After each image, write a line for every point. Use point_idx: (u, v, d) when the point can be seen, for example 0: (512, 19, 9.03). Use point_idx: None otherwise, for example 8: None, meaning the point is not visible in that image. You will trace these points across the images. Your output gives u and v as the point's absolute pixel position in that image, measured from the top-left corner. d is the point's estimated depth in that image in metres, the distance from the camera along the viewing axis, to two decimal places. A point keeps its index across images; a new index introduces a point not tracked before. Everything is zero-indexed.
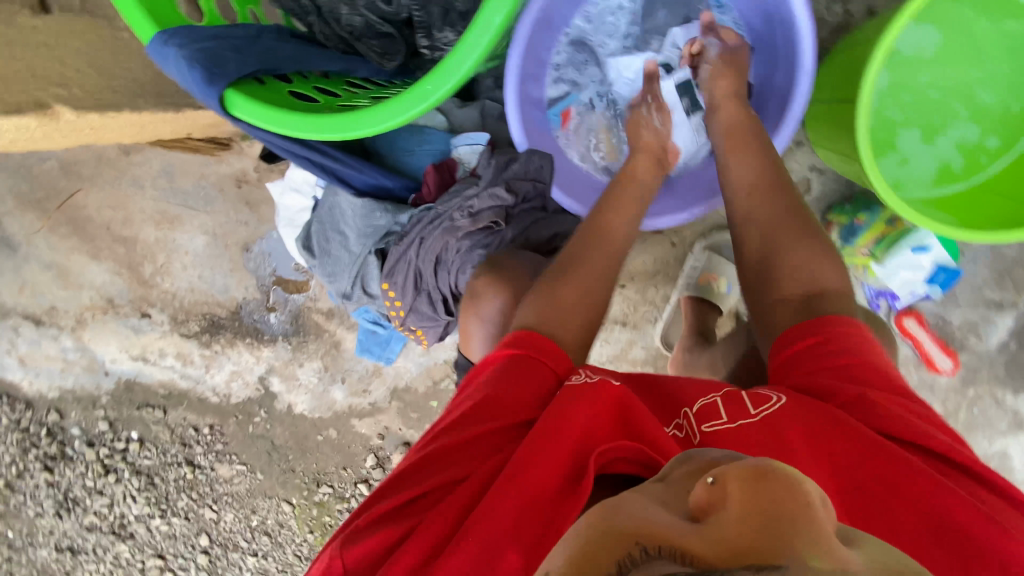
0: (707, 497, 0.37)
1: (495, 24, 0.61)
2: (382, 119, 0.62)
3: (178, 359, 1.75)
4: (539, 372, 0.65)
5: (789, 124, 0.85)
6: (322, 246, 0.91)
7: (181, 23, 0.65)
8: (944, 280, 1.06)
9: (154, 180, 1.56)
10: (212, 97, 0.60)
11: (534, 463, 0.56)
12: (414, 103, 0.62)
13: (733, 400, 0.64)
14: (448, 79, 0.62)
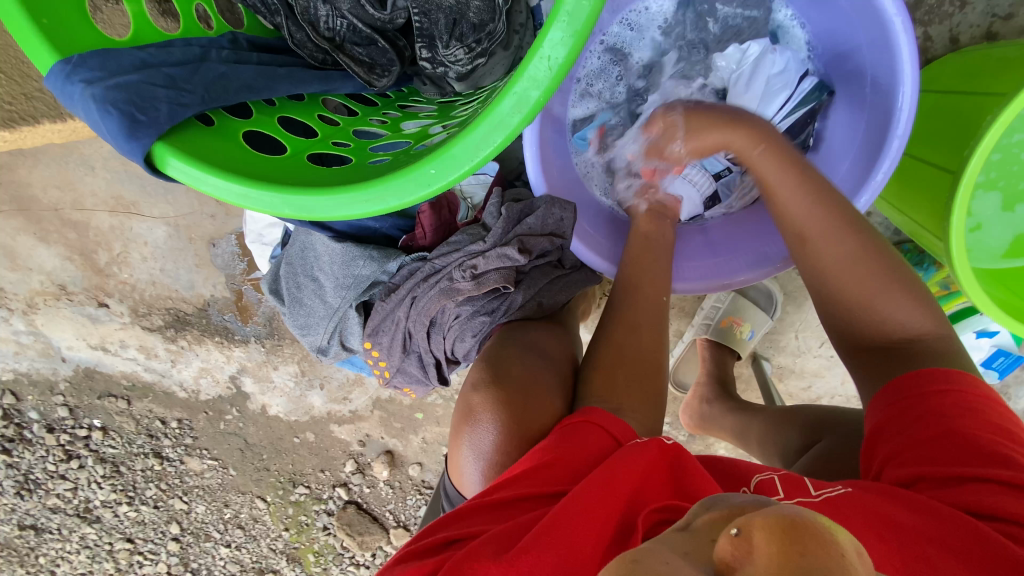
0: (729, 549, 0.28)
1: (532, 100, 0.37)
2: (364, 203, 0.43)
3: (141, 352, 1.60)
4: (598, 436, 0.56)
5: (869, 193, 0.68)
6: (293, 292, 0.77)
7: (92, 47, 0.46)
8: (1002, 366, 0.96)
9: (105, 162, 1.31)
10: (133, 154, 0.43)
11: (577, 517, 0.47)
12: (405, 187, 0.42)
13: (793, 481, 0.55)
14: (457, 165, 0.40)
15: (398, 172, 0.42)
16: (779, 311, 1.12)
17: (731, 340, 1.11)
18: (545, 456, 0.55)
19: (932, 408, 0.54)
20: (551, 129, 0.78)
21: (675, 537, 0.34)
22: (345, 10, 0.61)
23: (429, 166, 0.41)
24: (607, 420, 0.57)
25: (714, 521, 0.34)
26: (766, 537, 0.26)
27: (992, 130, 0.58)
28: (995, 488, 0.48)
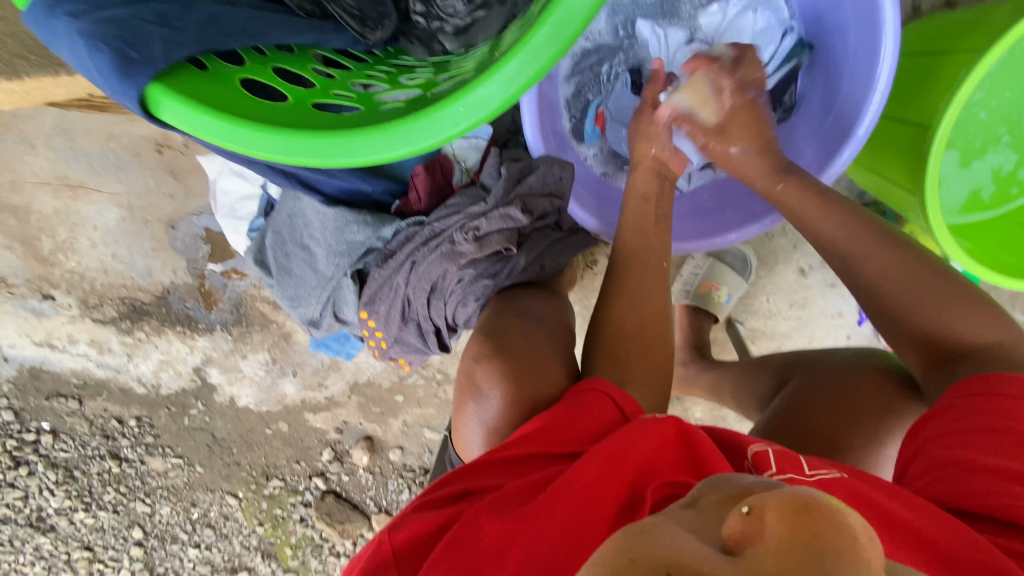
0: (741, 527, 0.28)
1: (570, 31, 0.37)
2: (382, 147, 0.41)
3: (93, 346, 1.49)
4: (608, 402, 0.55)
5: (850, 150, 0.71)
6: (281, 262, 0.73)
7: None
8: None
9: (48, 139, 1.21)
10: (127, 96, 0.40)
11: (586, 482, 0.47)
12: (430, 129, 0.40)
13: (789, 457, 0.54)
14: (486, 106, 0.39)
15: (420, 113, 0.41)
16: (752, 275, 1.17)
17: (710, 305, 1.15)
18: (552, 420, 0.53)
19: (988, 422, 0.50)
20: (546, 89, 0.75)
21: (682, 515, 0.34)
22: None
23: (455, 104, 0.40)
24: (619, 390, 0.56)
25: (723, 502, 0.34)
26: (783, 518, 0.27)
27: (969, 81, 0.62)
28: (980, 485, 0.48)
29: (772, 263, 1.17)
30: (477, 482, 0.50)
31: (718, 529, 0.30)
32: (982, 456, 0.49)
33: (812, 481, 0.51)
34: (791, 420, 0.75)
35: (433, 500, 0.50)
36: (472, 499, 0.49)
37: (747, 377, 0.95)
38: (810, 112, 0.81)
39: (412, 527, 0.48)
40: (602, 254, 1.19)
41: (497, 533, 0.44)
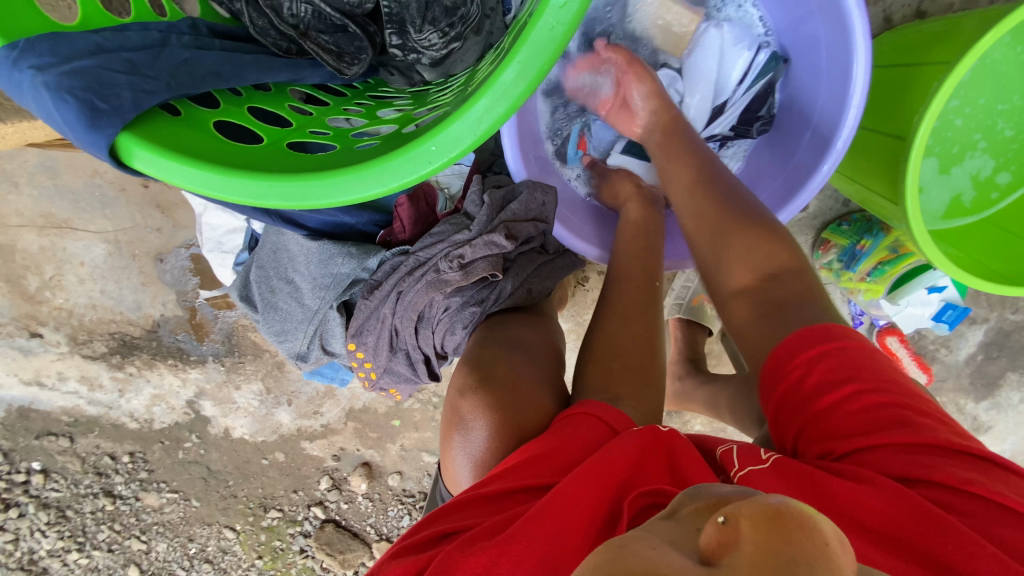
0: (718, 537, 0.28)
1: (537, 68, 0.37)
2: (356, 187, 0.41)
3: (83, 383, 1.47)
4: (588, 427, 0.54)
5: (831, 162, 0.72)
6: (266, 297, 0.73)
7: (43, 32, 0.43)
8: (950, 318, 1.02)
9: (32, 178, 1.21)
10: (96, 147, 0.39)
11: (567, 503, 0.46)
12: (404, 167, 0.40)
13: (749, 450, 0.53)
14: (458, 142, 0.39)
15: (394, 152, 0.40)
16: None
17: (701, 317, 1.16)
18: (532, 449, 0.53)
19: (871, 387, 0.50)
20: (525, 112, 0.76)
21: (660, 524, 0.34)
22: None
23: (428, 142, 0.40)
24: (599, 410, 0.56)
25: (699, 509, 0.34)
26: (756, 526, 0.27)
27: (940, 93, 0.62)
28: (904, 449, 0.46)
29: None
30: (460, 519, 0.48)
31: (695, 536, 0.30)
32: (877, 428, 0.48)
33: (767, 468, 0.49)
34: None
35: (411, 545, 0.48)
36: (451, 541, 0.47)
37: (742, 389, 0.94)
38: (789, 125, 0.82)
39: (394, 573, 0.46)
40: (592, 271, 1.19)
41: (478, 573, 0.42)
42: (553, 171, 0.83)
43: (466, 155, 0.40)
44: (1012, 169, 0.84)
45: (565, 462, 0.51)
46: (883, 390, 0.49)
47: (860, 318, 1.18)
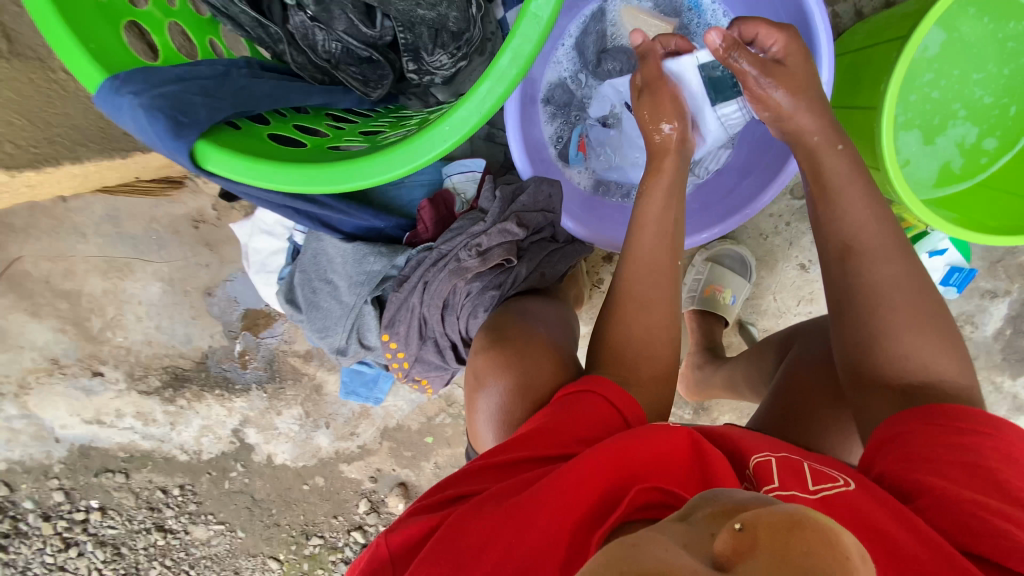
0: (735, 543, 0.31)
1: (526, 53, 0.46)
2: (387, 167, 0.50)
3: (138, 419, 1.57)
4: (602, 414, 0.58)
5: None
6: (309, 297, 0.81)
7: (136, 67, 0.53)
8: (961, 283, 0.91)
9: (99, 228, 1.35)
10: (181, 153, 0.49)
11: (575, 483, 0.49)
12: (425, 146, 0.49)
13: (791, 465, 0.57)
14: (468, 122, 0.48)
15: (417, 135, 0.49)
16: (754, 274, 1.21)
17: (716, 307, 1.20)
18: (544, 425, 0.56)
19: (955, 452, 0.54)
20: (526, 118, 0.87)
21: (674, 527, 0.36)
22: (340, 32, 0.68)
23: (442, 124, 0.48)
24: (611, 394, 0.60)
25: (714, 515, 0.37)
26: (773, 537, 0.30)
27: (900, 63, 0.69)
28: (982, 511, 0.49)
29: (772, 263, 1.22)
30: (473, 484, 0.53)
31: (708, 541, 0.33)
32: (955, 481, 0.52)
33: (814, 499, 0.53)
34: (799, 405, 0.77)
35: (427, 505, 0.54)
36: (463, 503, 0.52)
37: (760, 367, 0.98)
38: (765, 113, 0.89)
39: (407, 530, 0.52)
40: (607, 272, 1.27)
41: (483, 531, 0.47)
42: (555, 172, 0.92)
43: (476, 133, 0.48)
44: (997, 134, 0.88)
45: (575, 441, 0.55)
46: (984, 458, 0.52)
47: None
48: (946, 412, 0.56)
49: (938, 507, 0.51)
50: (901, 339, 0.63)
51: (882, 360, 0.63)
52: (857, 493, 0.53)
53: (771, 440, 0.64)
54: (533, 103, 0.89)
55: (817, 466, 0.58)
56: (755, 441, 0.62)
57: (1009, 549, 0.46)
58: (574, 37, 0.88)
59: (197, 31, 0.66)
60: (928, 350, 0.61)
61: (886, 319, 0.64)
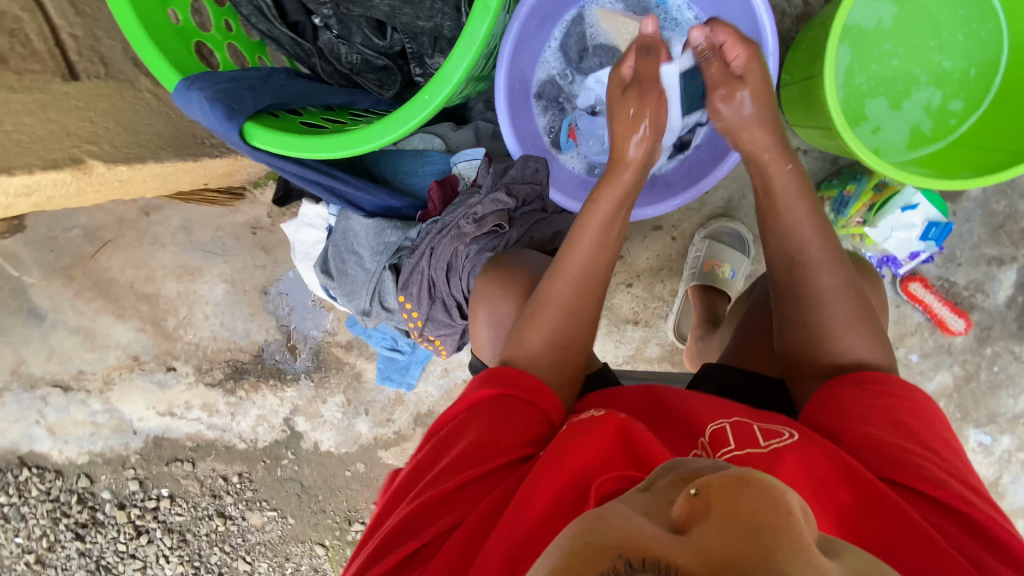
0: (691, 507, 0.36)
1: (481, 32, 0.61)
2: (388, 131, 0.66)
3: (205, 410, 1.75)
4: (523, 410, 0.65)
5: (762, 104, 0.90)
6: (339, 267, 0.97)
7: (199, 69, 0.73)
8: (938, 236, 1.06)
9: (174, 237, 1.59)
10: (233, 131, 0.68)
11: (535, 498, 0.54)
12: (410, 113, 0.65)
13: (743, 429, 0.63)
14: (444, 89, 0.63)
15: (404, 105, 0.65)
16: (751, 249, 1.28)
17: (716, 282, 1.26)
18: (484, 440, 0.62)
19: (888, 410, 0.64)
20: (518, 112, 0.98)
21: (637, 499, 0.42)
22: (358, 44, 0.85)
23: (423, 94, 0.64)
24: (531, 385, 0.67)
25: (672, 485, 0.43)
26: (724, 497, 0.36)
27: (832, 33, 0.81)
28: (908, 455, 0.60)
29: None
30: (439, 520, 0.57)
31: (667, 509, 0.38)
32: (888, 432, 0.62)
33: (765, 454, 0.60)
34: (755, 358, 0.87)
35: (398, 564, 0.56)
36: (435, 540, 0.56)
37: None
38: None
39: None
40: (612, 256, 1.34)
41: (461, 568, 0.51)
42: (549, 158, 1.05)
43: (450, 100, 0.63)
44: (961, 96, 0.95)
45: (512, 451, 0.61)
46: (911, 416, 0.63)
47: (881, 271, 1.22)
48: (871, 378, 0.67)
49: (873, 457, 0.60)
50: (845, 330, 0.71)
51: (832, 340, 0.72)
52: (803, 446, 0.60)
53: (726, 403, 0.69)
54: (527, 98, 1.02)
55: (766, 424, 0.64)
56: (704, 405, 0.68)
57: (927, 483, 0.57)
58: (558, 40, 1.02)
59: (247, 50, 0.86)
60: (864, 339, 0.71)
61: (834, 309, 0.72)
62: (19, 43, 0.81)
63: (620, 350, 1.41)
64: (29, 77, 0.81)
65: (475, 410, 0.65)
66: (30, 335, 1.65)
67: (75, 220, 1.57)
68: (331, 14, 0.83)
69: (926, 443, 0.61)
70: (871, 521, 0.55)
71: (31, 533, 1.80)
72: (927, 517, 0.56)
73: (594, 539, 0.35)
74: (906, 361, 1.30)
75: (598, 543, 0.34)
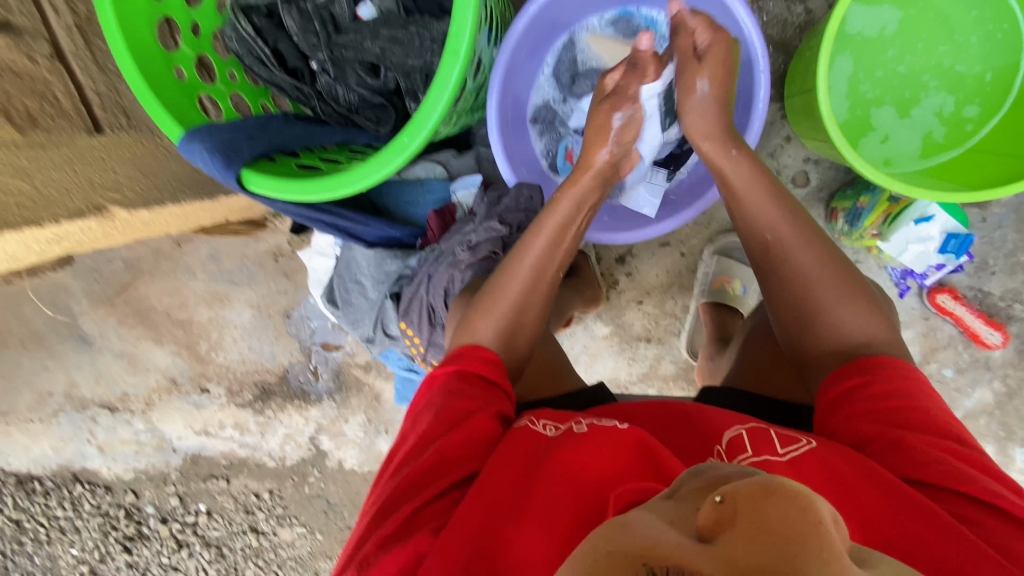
0: (714, 516, 0.33)
1: (453, 78, 0.68)
2: (369, 173, 0.71)
3: (236, 429, 1.79)
4: (495, 392, 0.70)
5: (758, 120, 0.88)
6: (344, 296, 1.03)
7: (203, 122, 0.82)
8: (957, 248, 1.02)
9: (204, 266, 1.65)
10: (231, 178, 0.72)
11: (551, 500, 0.53)
12: (390, 156, 0.71)
13: (761, 435, 0.58)
14: (422, 132, 0.70)
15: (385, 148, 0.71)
16: None
17: (727, 299, 1.24)
18: (477, 423, 0.64)
19: (904, 399, 0.58)
20: (511, 139, 0.99)
21: (661, 505, 0.38)
22: (353, 85, 0.89)
23: (403, 136, 0.70)
24: (501, 371, 0.73)
25: (699, 488, 0.38)
26: (748, 504, 0.32)
27: (824, 53, 0.83)
28: (932, 447, 0.54)
29: None
30: (438, 500, 0.57)
31: (693, 515, 0.35)
32: (906, 425, 0.56)
33: (785, 463, 0.54)
34: (752, 372, 0.82)
35: (391, 537, 0.55)
36: (431, 518, 0.55)
37: None
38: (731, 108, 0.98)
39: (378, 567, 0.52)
40: (620, 273, 1.33)
41: (463, 545, 0.50)
42: (548, 180, 1.06)
43: (427, 143, 0.69)
44: (977, 102, 0.94)
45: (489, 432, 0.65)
46: (927, 403, 0.57)
47: (906, 283, 1.17)
48: (880, 364, 0.61)
49: (896, 456, 0.54)
50: (842, 313, 0.66)
51: (824, 333, 0.67)
52: (818, 448, 0.55)
53: (743, 414, 0.65)
54: (523, 123, 1.03)
55: (786, 431, 0.59)
56: (724, 416, 0.64)
57: (949, 475, 0.51)
58: (551, 65, 1.03)
59: (250, 97, 0.94)
60: (868, 319, 0.66)
61: (827, 297, 0.67)
62: (49, 103, 0.92)
63: (633, 368, 1.38)
64: (56, 135, 0.92)
65: (453, 397, 0.67)
66: (80, 360, 1.76)
67: (116, 252, 1.65)
68: (327, 58, 0.88)
69: (948, 434, 0.55)
70: (900, 520, 0.48)
71: (84, 546, 1.90)
72: (952, 510, 0.50)
73: (619, 551, 0.33)
74: (939, 376, 1.22)
75: (621, 553, 0.32)
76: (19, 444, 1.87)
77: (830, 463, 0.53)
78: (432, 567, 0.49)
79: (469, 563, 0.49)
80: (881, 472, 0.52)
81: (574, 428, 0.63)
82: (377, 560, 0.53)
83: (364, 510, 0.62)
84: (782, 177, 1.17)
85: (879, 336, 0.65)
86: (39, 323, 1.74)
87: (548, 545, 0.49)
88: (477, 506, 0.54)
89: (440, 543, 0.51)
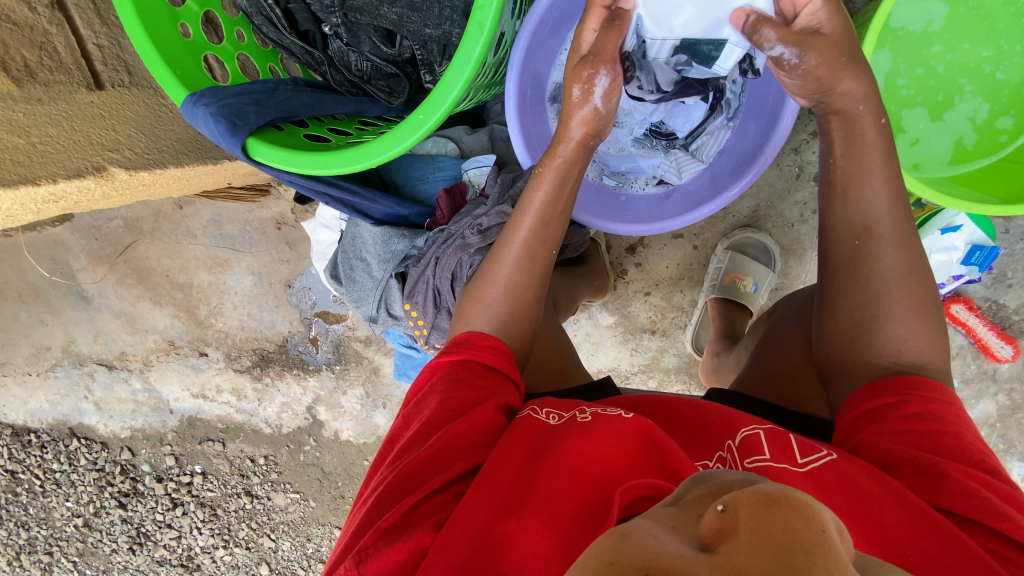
0: (717, 525, 0.30)
1: (476, 52, 0.64)
2: (382, 149, 0.68)
3: (234, 394, 1.78)
4: (499, 381, 0.69)
5: (790, 116, 0.86)
6: (348, 273, 1.01)
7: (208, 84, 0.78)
8: (981, 260, 1.00)
9: (205, 230, 1.62)
10: (236, 146, 0.69)
11: (554, 497, 0.51)
12: (404, 133, 0.67)
13: (779, 438, 0.57)
14: (438, 108, 0.66)
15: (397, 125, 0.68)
16: (778, 262, 1.21)
17: (737, 295, 1.21)
18: (481, 413, 0.62)
19: (934, 422, 0.56)
20: (528, 118, 0.94)
21: (661, 511, 0.36)
22: (367, 52, 0.85)
23: (417, 113, 0.67)
24: (506, 361, 0.71)
25: (701, 497, 0.36)
26: (753, 514, 0.30)
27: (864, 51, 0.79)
28: (962, 472, 0.52)
29: (799, 251, 1.22)
30: (440, 493, 0.55)
31: (696, 524, 0.33)
32: (934, 447, 0.54)
33: (803, 474, 0.53)
34: (761, 380, 0.80)
35: (391, 527, 0.53)
36: (433, 510, 0.54)
37: None
38: (757, 101, 0.95)
39: (378, 557, 0.51)
40: (629, 263, 1.30)
41: (466, 541, 0.49)
42: None
43: (444, 120, 0.66)
44: (1012, 113, 0.90)
45: (492, 423, 0.63)
46: (956, 428, 0.55)
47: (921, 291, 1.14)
48: (917, 384, 0.59)
49: (925, 480, 0.52)
50: (892, 323, 0.63)
51: (875, 350, 0.63)
52: (840, 463, 0.53)
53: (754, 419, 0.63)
54: (540, 100, 0.98)
55: (804, 439, 0.58)
56: (733, 414, 0.63)
57: (980, 507, 0.49)
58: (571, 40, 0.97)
59: (258, 59, 0.90)
60: (917, 334, 0.62)
61: (889, 306, 0.63)
62: (47, 55, 0.88)
63: (635, 359, 1.37)
64: (55, 90, 0.87)
65: (458, 386, 0.66)
66: (77, 317, 1.75)
67: (116, 210, 1.62)
68: (340, 22, 0.83)
69: (975, 462, 0.53)
70: (920, 548, 0.47)
71: (79, 499, 1.91)
72: (981, 544, 0.47)
73: (617, 560, 0.30)
74: None
75: (623, 562, 0.29)
76: (16, 397, 1.87)
77: (851, 479, 0.52)
78: (434, 561, 0.48)
79: (471, 560, 0.47)
80: (903, 493, 0.50)
81: (580, 419, 0.61)
82: (378, 548, 0.51)
83: (364, 497, 0.61)
84: (804, 175, 1.17)
85: (926, 353, 0.62)
86: (38, 278, 1.72)
87: (551, 542, 0.47)
88: (479, 499, 0.52)
89: (443, 537, 0.50)
